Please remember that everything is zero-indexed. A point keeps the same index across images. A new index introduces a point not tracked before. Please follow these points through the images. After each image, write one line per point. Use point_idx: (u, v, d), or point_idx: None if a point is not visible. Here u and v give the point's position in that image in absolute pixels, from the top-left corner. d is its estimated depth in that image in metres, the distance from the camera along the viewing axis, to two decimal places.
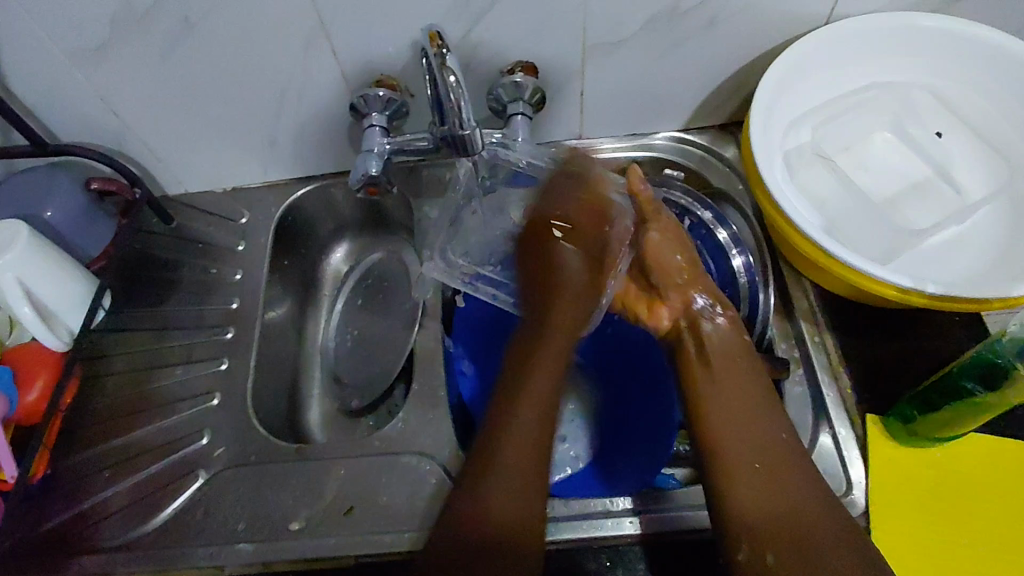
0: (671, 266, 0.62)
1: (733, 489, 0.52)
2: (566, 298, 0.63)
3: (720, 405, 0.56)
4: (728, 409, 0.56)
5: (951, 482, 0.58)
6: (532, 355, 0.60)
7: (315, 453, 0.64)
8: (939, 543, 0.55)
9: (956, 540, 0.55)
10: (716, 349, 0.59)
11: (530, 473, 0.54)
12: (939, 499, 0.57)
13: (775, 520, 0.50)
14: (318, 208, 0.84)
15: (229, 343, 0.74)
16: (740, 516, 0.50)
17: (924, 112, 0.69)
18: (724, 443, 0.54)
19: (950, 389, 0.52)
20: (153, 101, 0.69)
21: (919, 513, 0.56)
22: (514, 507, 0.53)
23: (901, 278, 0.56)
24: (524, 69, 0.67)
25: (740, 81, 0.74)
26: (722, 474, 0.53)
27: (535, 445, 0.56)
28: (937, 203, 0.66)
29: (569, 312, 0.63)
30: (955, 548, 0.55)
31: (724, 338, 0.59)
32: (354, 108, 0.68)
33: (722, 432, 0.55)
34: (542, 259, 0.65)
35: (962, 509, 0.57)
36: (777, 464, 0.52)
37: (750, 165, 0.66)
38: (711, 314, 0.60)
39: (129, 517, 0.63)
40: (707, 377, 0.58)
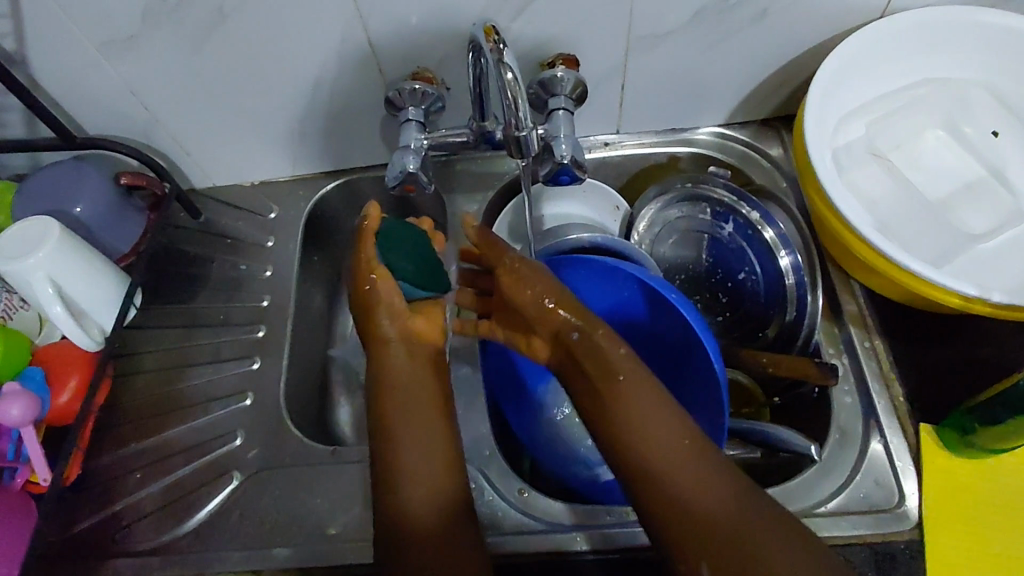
0: (530, 301, 0.53)
1: (670, 497, 0.45)
2: (381, 340, 0.55)
3: (664, 445, 0.47)
4: (666, 438, 0.47)
5: (1006, 495, 0.56)
6: (383, 385, 0.54)
7: (350, 456, 0.63)
8: (993, 557, 0.54)
9: (1010, 556, 0.54)
10: (611, 382, 0.50)
11: (433, 525, 0.49)
12: (992, 512, 0.55)
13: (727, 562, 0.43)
14: (347, 202, 0.82)
15: (260, 342, 0.72)
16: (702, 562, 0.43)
17: (980, 110, 0.67)
18: (636, 456, 0.47)
19: (1017, 401, 0.51)
20: (183, 92, 0.67)
21: (971, 526, 0.55)
22: (436, 502, 0.50)
23: (965, 286, 0.54)
24: (565, 62, 0.65)
25: (786, 76, 0.71)
26: (647, 487, 0.47)
27: (426, 438, 0.52)
28: (993, 204, 0.64)
29: (403, 374, 0.54)
30: (1014, 564, 0.53)
31: (602, 368, 0.50)
32: (388, 102, 0.66)
33: (678, 457, 0.46)
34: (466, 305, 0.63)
35: (1017, 524, 0.55)
36: (650, 477, 0.47)
37: (803, 165, 0.64)
38: (583, 337, 0.51)
39: (162, 518, 0.62)
40: (608, 398, 0.50)
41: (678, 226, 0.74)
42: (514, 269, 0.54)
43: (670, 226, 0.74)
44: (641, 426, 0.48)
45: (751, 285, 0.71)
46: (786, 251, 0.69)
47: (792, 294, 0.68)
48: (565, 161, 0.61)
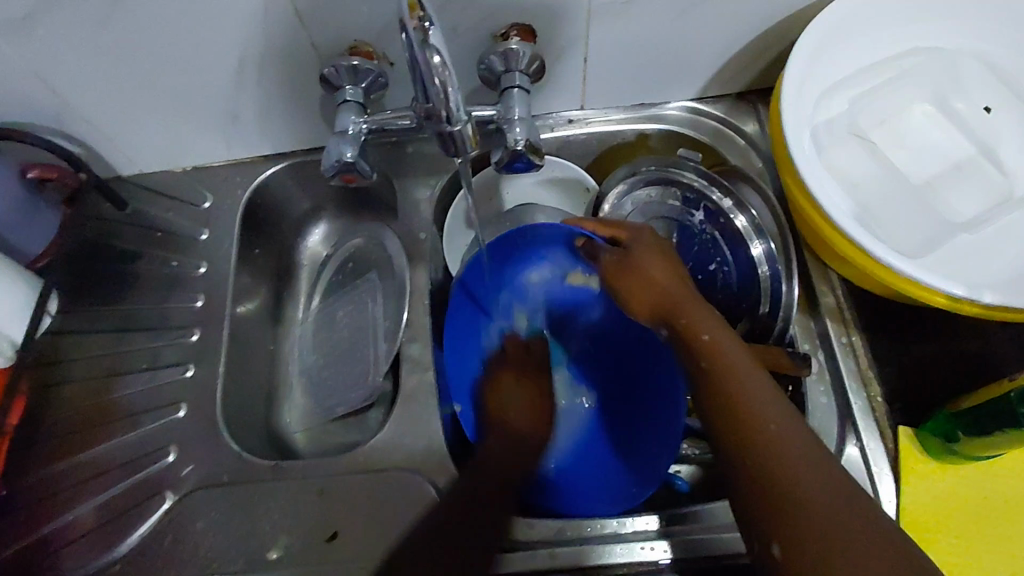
0: (647, 288, 0.56)
1: (803, 504, 0.43)
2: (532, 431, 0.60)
3: (761, 404, 0.48)
4: (766, 398, 0.48)
5: (984, 499, 0.53)
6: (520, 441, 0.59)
7: (293, 471, 0.59)
8: (971, 566, 0.51)
9: (987, 564, 0.51)
10: (726, 356, 0.51)
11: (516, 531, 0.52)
12: (970, 517, 0.53)
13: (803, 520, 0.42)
14: (290, 188, 0.76)
15: (196, 346, 0.67)
16: (785, 526, 0.42)
17: (970, 83, 0.61)
18: (762, 441, 0.46)
19: (1007, 414, 0.47)
20: (89, 73, 0.60)
21: (949, 534, 0.52)
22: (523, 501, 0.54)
23: (951, 285, 0.50)
24: (520, 33, 0.59)
25: (762, 46, 0.65)
26: (776, 478, 0.44)
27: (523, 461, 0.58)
28: (980, 186, 0.59)
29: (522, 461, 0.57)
30: (994, 574, 0.51)
31: (725, 349, 0.51)
32: (323, 80, 0.59)
33: (763, 416, 0.47)
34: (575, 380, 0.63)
35: (995, 530, 0.52)
36: (758, 467, 0.45)
37: (780, 148, 0.59)
38: (691, 323, 0.53)
39: (91, 544, 0.58)
40: (719, 368, 0.50)
41: (649, 211, 0.69)
42: (643, 260, 0.57)
43: (640, 210, 0.69)
44: (733, 385, 0.49)
45: (723, 277, 0.66)
46: (759, 238, 0.64)
47: (766, 287, 0.62)
48: (519, 147, 0.55)
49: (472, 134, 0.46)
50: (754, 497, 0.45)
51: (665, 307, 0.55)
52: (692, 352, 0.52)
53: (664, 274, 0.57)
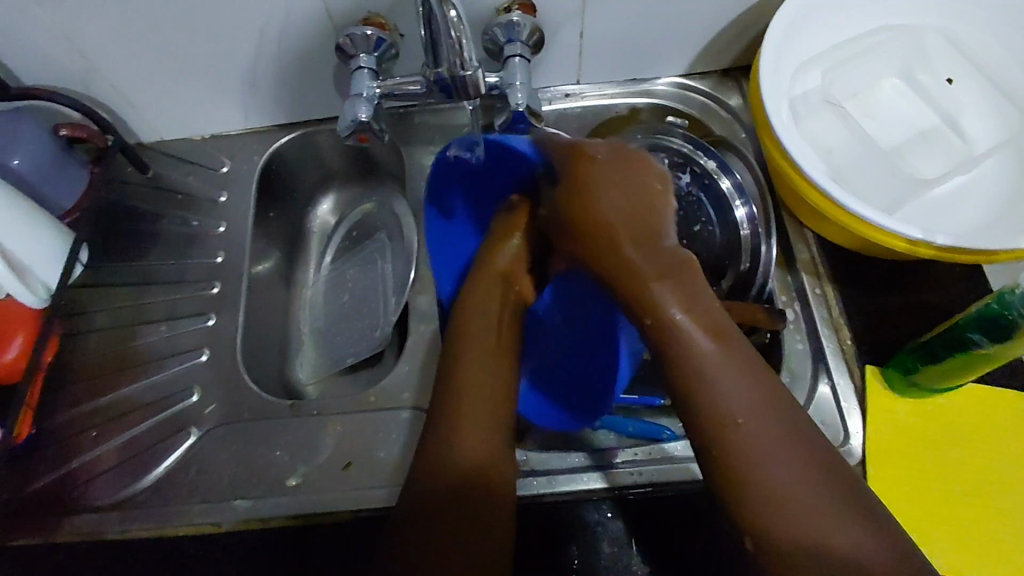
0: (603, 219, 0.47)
1: (758, 466, 0.39)
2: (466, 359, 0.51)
3: (707, 383, 0.41)
4: (731, 372, 0.41)
5: (944, 428, 0.59)
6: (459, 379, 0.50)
7: (310, 409, 0.63)
8: (933, 486, 0.56)
9: (947, 483, 0.56)
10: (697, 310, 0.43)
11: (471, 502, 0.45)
12: (931, 443, 0.58)
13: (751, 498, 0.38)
14: (303, 156, 0.81)
15: (216, 299, 0.71)
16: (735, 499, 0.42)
17: (934, 57, 0.67)
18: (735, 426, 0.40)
19: (956, 340, 0.52)
20: (123, 37, 0.64)
21: (913, 458, 0.57)
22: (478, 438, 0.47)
23: (910, 229, 0.55)
24: (521, 7, 0.64)
25: (745, 23, 0.71)
26: (739, 457, 0.39)
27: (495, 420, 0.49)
28: (943, 151, 0.65)
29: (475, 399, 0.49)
30: (955, 493, 0.56)
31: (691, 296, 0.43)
32: (339, 48, 0.64)
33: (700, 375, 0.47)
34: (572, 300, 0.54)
35: (954, 454, 0.58)
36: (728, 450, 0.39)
37: (758, 111, 0.64)
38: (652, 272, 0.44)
39: (120, 475, 0.62)
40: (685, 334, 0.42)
41: None
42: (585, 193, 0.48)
43: None
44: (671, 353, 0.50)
45: (707, 236, 0.70)
46: (741, 201, 0.69)
47: (747, 245, 0.67)
48: (521, 109, 0.60)
49: (479, 84, 0.51)
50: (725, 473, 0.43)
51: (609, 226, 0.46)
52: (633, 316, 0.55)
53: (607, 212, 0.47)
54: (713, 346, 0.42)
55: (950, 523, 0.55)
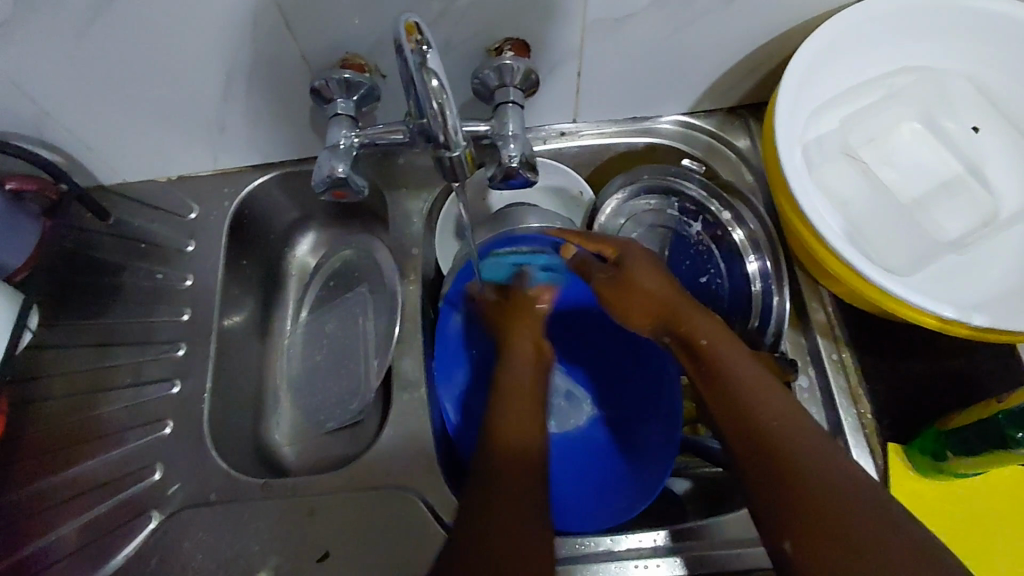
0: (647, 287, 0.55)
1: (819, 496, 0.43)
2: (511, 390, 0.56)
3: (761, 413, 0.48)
4: (772, 400, 0.48)
5: (973, 515, 0.54)
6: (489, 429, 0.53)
7: (283, 490, 0.58)
8: None
9: None
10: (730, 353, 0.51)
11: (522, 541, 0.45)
12: (960, 534, 0.53)
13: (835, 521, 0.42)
14: (278, 197, 0.75)
15: (181, 362, 0.65)
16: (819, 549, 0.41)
17: (959, 103, 0.62)
18: (775, 441, 0.46)
19: (994, 435, 0.47)
20: (74, 83, 0.57)
21: None
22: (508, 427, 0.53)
23: (942, 307, 0.51)
24: (514, 47, 0.59)
25: (756, 62, 0.65)
26: (799, 495, 0.43)
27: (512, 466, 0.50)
28: (968, 204, 0.60)
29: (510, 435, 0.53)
30: None
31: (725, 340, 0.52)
32: (315, 92, 0.58)
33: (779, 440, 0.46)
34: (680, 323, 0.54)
35: (985, 546, 0.53)
36: (795, 474, 0.44)
37: (773, 165, 0.59)
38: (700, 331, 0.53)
39: (74, 567, 0.56)
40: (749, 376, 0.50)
41: (645, 219, 0.69)
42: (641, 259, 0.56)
43: (638, 219, 0.69)
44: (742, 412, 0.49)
45: (716, 289, 0.66)
46: (755, 254, 0.64)
47: (757, 304, 0.63)
48: (513, 164, 0.55)
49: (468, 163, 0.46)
50: (807, 527, 0.42)
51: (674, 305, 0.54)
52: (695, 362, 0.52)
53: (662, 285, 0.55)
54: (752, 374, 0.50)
55: None
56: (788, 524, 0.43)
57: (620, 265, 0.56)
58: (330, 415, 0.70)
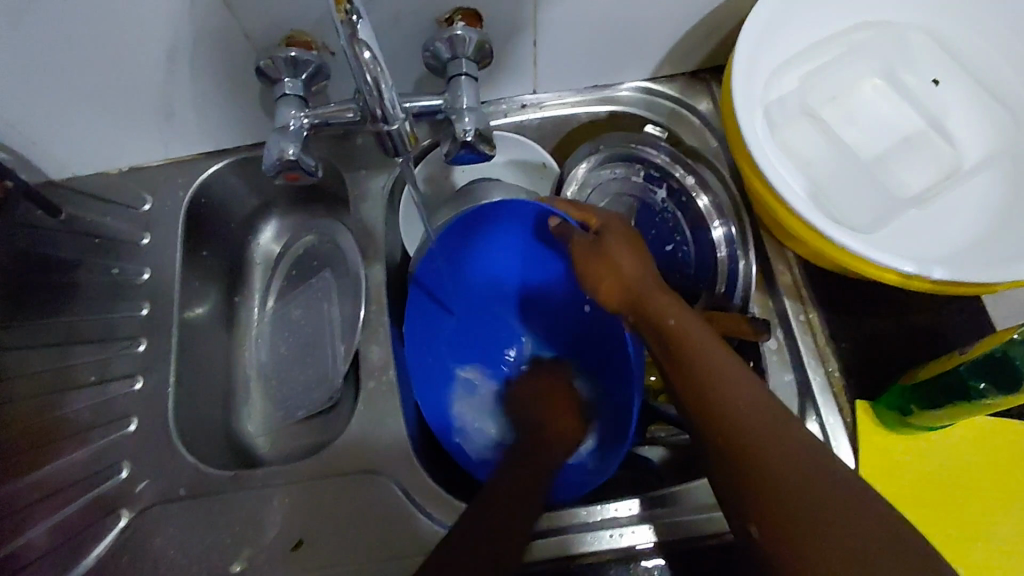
0: (614, 275, 0.56)
1: (769, 474, 0.43)
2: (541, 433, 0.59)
3: (724, 392, 0.47)
4: (738, 379, 0.48)
5: (942, 469, 0.54)
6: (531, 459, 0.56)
7: (253, 481, 0.57)
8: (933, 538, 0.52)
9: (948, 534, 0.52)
10: (693, 336, 0.51)
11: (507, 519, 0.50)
12: (929, 489, 0.54)
13: (797, 508, 0.41)
14: (236, 184, 0.73)
15: (144, 357, 0.64)
16: (782, 536, 0.41)
17: (919, 56, 0.61)
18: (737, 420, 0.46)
19: (956, 386, 0.48)
20: (5, 76, 0.55)
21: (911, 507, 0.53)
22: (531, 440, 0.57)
23: (904, 263, 0.50)
24: (465, 18, 0.56)
25: (714, 23, 0.64)
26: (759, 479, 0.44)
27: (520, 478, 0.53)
28: (931, 159, 0.60)
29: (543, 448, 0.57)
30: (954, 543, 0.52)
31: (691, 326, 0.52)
32: (260, 73, 0.56)
33: (740, 425, 0.46)
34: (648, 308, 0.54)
35: (954, 500, 0.54)
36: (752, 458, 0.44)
37: (733, 128, 0.58)
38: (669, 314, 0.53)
39: (45, 569, 0.56)
40: (707, 355, 0.50)
41: (611, 188, 0.68)
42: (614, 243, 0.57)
43: (603, 188, 0.68)
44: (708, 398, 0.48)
45: (683, 256, 0.66)
46: (720, 220, 0.64)
47: (723, 270, 0.63)
48: (468, 138, 0.53)
49: (410, 133, 0.45)
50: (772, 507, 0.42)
51: (640, 290, 0.55)
52: (660, 340, 0.53)
53: (631, 264, 0.56)
54: (713, 352, 0.50)
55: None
56: (749, 503, 0.44)
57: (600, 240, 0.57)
58: (300, 401, 0.69)
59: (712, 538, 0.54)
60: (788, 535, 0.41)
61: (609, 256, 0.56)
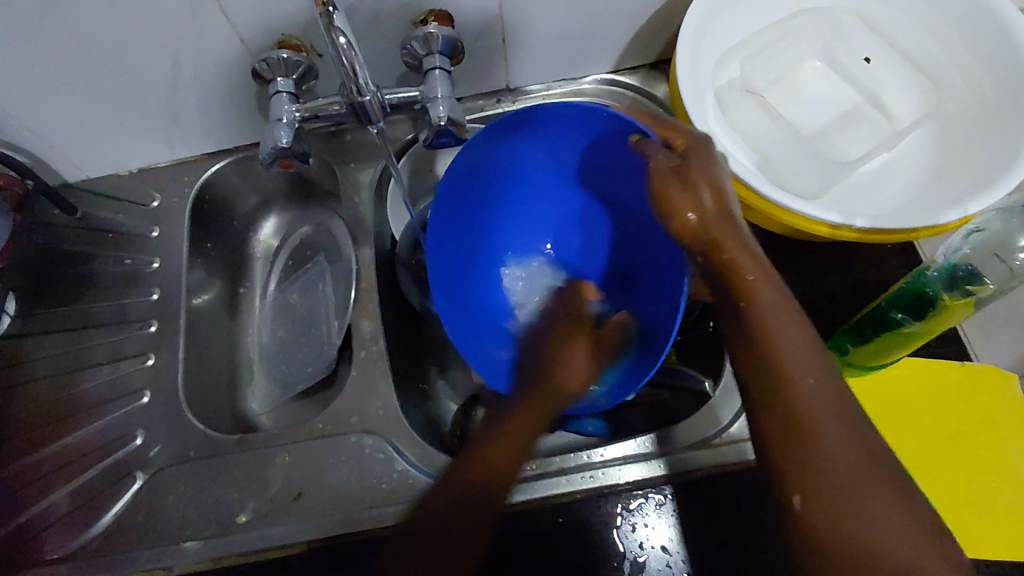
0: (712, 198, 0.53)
1: (821, 424, 0.45)
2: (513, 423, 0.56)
3: (783, 332, 0.49)
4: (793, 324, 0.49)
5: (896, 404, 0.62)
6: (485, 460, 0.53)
7: (257, 443, 0.62)
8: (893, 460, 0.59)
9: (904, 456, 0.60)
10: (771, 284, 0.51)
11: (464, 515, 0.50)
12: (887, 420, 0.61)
13: (816, 460, 0.44)
14: (237, 182, 0.79)
15: (155, 337, 0.70)
16: (795, 473, 0.45)
17: (852, 38, 0.68)
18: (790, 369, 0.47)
19: (880, 321, 0.53)
20: (27, 79, 0.61)
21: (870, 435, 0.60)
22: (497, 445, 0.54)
23: (832, 216, 0.56)
24: (438, 18, 0.62)
25: (667, 16, 0.70)
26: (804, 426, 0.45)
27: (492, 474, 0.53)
28: (865, 129, 0.66)
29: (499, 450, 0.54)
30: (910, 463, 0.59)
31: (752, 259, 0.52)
32: (256, 73, 0.63)
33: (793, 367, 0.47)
34: (710, 241, 0.53)
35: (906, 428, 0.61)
36: (812, 408, 0.45)
37: (679, 106, 0.64)
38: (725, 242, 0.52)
39: (67, 527, 0.61)
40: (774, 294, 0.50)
41: None
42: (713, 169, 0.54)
43: None
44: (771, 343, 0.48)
45: None
46: None
47: None
48: (443, 123, 0.60)
49: (381, 105, 0.52)
50: (788, 451, 0.45)
51: (703, 221, 0.53)
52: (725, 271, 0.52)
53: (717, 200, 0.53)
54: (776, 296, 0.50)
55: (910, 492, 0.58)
56: (770, 438, 0.46)
57: (684, 158, 0.54)
58: (299, 379, 0.74)
59: (677, 476, 0.59)
60: (804, 484, 0.44)
61: (697, 180, 0.53)
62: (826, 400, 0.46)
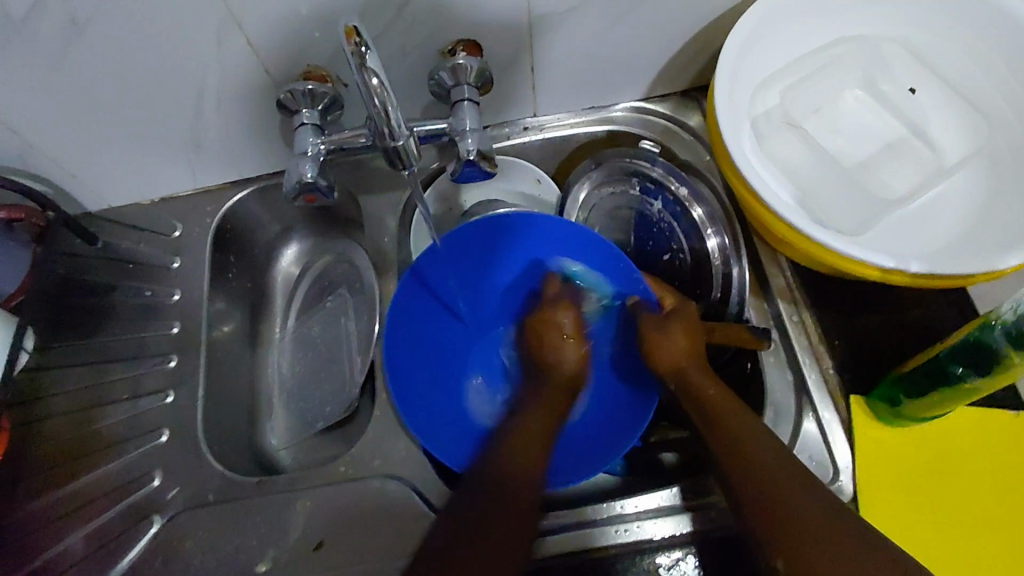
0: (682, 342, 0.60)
1: (806, 527, 0.46)
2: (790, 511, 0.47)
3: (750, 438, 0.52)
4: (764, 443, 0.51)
5: (949, 451, 0.57)
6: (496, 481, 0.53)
7: (277, 486, 0.61)
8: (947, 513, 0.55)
9: (957, 506, 0.55)
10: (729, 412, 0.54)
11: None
12: (938, 470, 0.56)
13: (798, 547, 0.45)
14: (258, 211, 0.78)
15: (175, 372, 0.68)
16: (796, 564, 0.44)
17: (896, 67, 0.65)
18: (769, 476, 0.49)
19: (939, 372, 0.51)
20: (50, 111, 0.60)
21: (920, 487, 0.56)
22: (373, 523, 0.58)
23: (883, 259, 0.53)
24: (466, 48, 0.61)
25: (701, 43, 0.68)
26: (792, 525, 0.46)
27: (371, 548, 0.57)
28: (910, 163, 0.62)
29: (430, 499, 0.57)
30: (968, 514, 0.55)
31: (720, 395, 0.56)
32: (282, 105, 0.62)
33: (766, 460, 0.50)
34: (690, 372, 0.58)
35: (959, 477, 0.56)
36: (802, 516, 0.46)
37: (716, 138, 0.61)
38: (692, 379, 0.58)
39: (83, 571, 0.59)
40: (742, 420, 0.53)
41: (613, 203, 0.73)
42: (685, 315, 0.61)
43: (604, 203, 0.73)
44: (741, 440, 0.52)
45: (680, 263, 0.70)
46: (713, 231, 0.68)
47: (717, 276, 0.67)
48: (471, 156, 0.58)
49: (414, 150, 0.50)
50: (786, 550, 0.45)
51: (678, 358, 0.59)
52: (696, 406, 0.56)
53: (691, 342, 0.60)
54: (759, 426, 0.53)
55: (968, 549, 0.53)
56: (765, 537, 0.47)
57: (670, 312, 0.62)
58: (320, 415, 0.72)
59: (718, 530, 0.56)
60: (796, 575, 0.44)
61: (674, 328, 0.60)
62: (794, 478, 0.49)
